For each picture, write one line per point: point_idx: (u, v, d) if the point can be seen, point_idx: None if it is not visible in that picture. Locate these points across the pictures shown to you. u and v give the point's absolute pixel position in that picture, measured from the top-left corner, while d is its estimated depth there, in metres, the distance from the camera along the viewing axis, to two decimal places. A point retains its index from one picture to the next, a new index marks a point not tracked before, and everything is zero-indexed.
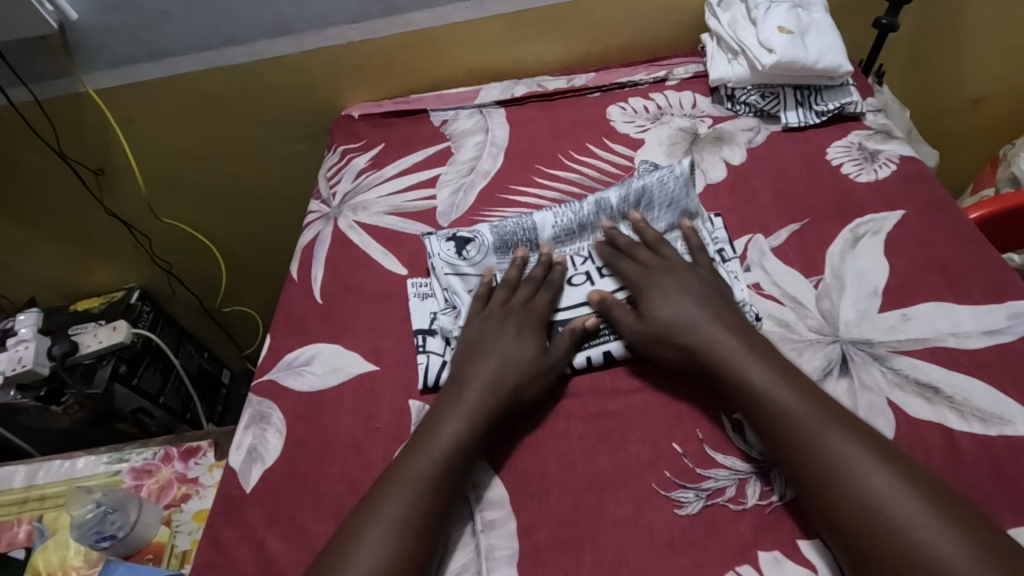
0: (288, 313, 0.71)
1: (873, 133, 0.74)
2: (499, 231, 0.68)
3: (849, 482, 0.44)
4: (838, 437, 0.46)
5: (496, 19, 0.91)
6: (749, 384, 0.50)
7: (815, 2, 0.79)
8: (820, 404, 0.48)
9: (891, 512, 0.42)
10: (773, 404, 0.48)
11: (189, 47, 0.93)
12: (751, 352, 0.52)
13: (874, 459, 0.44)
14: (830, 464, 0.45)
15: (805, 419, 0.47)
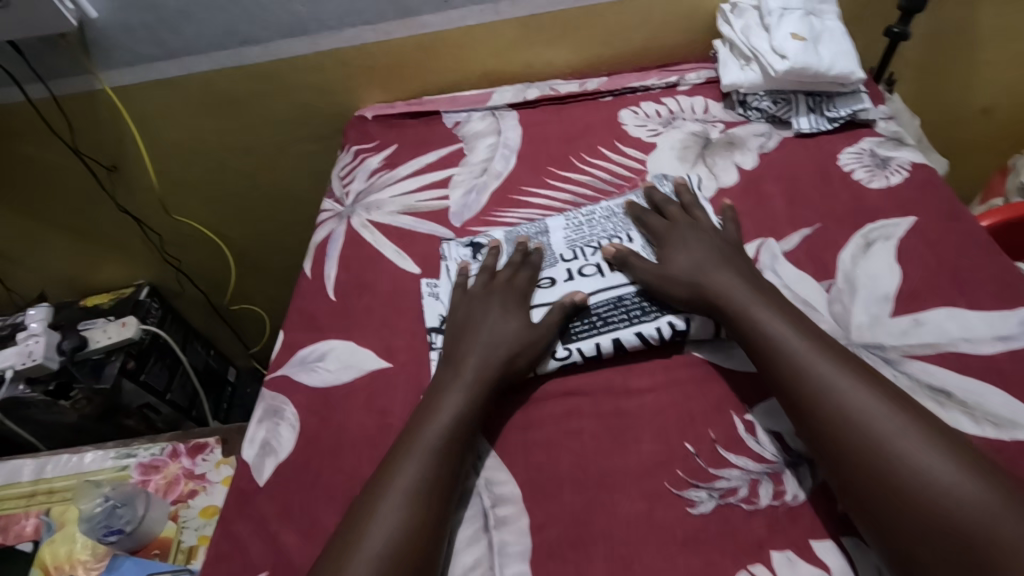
0: (301, 310, 0.71)
1: (885, 140, 0.75)
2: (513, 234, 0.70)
3: (853, 416, 0.46)
4: (842, 374, 0.49)
5: (510, 23, 0.92)
6: (761, 330, 0.53)
7: (827, 10, 0.80)
8: (827, 347, 0.51)
9: (896, 440, 0.45)
10: (786, 350, 0.51)
11: (206, 47, 0.94)
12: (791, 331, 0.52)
13: (878, 397, 0.47)
14: (832, 396, 0.48)
15: (812, 363, 0.50)
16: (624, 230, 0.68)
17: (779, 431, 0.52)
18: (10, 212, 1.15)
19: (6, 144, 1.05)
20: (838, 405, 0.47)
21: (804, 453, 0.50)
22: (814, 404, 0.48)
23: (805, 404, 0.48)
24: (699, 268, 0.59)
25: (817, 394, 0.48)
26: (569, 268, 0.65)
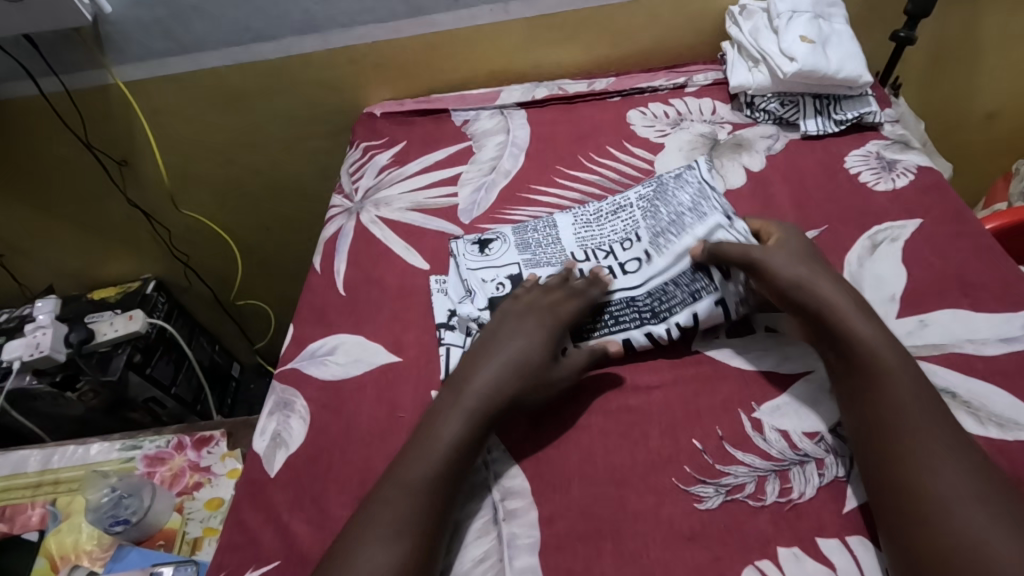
0: (310, 304, 0.72)
1: (891, 143, 0.75)
2: (524, 231, 0.71)
3: (935, 461, 0.45)
4: (938, 434, 0.46)
5: (520, 22, 0.92)
6: (866, 362, 0.50)
7: (836, 13, 0.81)
8: (933, 403, 0.48)
9: (970, 513, 0.42)
10: (885, 394, 0.48)
11: (218, 43, 0.94)
12: (895, 359, 0.50)
13: (967, 464, 0.44)
14: (920, 459, 0.45)
15: (908, 417, 0.47)
16: (633, 227, 0.68)
17: (786, 430, 0.52)
18: (19, 204, 1.16)
19: (17, 138, 1.05)
20: (925, 463, 0.45)
21: (811, 452, 0.51)
22: (898, 456, 0.46)
23: (888, 457, 0.46)
24: (806, 272, 0.56)
25: (904, 432, 0.46)
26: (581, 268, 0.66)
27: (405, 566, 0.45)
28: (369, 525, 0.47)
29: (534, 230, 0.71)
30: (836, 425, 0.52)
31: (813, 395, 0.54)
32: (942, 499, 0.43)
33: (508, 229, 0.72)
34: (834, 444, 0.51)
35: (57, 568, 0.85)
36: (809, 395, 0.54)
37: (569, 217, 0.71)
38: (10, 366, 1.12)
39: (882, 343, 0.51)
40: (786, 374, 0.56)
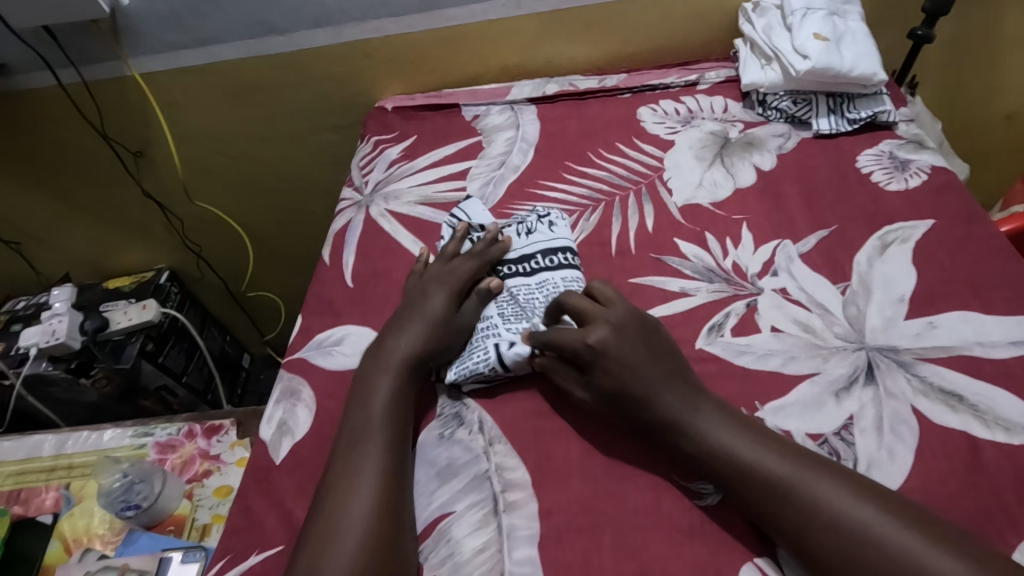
0: (319, 295, 0.73)
1: (905, 142, 0.74)
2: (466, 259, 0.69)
3: (829, 515, 0.44)
4: (808, 474, 0.46)
5: (532, 17, 0.92)
6: (699, 434, 0.49)
7: (852, 10, 0.79)
8: (780, 447, 0.48)
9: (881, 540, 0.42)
10: (733, 451, 0.48)
11: (232, 36, 0.95)
12: (717, 421, 0.49)
13: (851, 492, 0.44)
14: (813, 511, 0.44)
15: (776, 465, 0.46)
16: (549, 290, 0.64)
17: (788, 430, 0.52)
18: (38, 194, 1.18)
19: (36, 128, 1.07)
20: (814, 507, 0.44)
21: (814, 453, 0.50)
22: (782, 507, 0.45)
23: (781, 518, 0.45)
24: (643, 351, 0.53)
25: (781, 502, 0.45)
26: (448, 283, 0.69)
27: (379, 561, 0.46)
28: (356, 522, 0.47)
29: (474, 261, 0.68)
30: (841, 428, 0.51)
31: (819, 398, 0.53)
32: (858, 538, 0.42)
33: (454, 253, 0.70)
34: (839, 447, 0.50)
35: (70, 551, 0.87)
36: (815, 398, 0.53)
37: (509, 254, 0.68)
38: (26, 353, 1.15)
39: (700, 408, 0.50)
40: (793, 375, 0.55)
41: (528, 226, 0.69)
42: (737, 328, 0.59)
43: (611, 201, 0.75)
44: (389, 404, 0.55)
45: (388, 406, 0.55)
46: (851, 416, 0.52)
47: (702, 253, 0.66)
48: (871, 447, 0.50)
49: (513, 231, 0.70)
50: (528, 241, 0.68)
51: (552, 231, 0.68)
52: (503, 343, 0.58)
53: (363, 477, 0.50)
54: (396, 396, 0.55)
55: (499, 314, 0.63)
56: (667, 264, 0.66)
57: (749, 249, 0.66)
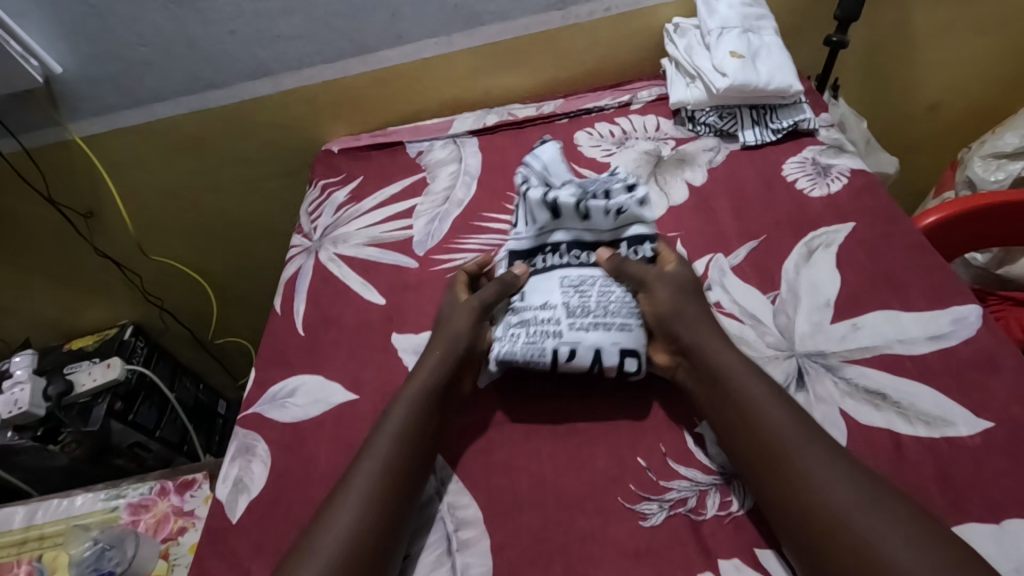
0: (272, 347, 0.73)
1: (826, 147, 0.78)
2: (544, 221, 0.67)
3: (824, 485, 0.45)
4: (817, 454, 0.47)
5: (466, 52, 0.95)
6: (734, 394, 0.51)
7: (767, 24, 0.82)
8: (805, 421, 0.49)
9: (866, 519, 0.43)
10: (761, 419, 0.49)
11: (171, 93, 0.96)
12: (756, 381, 0.52)
13: (848, 468, 0.46)
14: (810, 475, 0.46)
15: (792, 429, 0.49)
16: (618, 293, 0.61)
17: None
18: None
19: None
20: (817, 475, 0.46)
21: None
22: (787, 469, 0.47)
23: (786, 480, 0.46)
24: (702, 333, 0.56)
25: (790, 463, 0.47)
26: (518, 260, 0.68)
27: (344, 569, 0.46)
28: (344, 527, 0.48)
29: (546, 225, 0.68)
30: None
31: None
32: (844, 510, 0.44)
33: (536, 211, 0.67)
34: None
35: None
36: None
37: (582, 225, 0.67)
38: None
39: (744, 375, 0.52)
40: None
41: (618, 205, 0.66)
42: None
43: None
44: (418, 411, 0.55)
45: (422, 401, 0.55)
46: None
47: None
48: None
49: (605, 203, 0.66)
50: (610, 221, 0.67)
51: (642, 214, 0.66)
52: (563, 348, 0.57)
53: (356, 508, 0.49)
54: (426, 409, 0.55)
55: (564, 305, 0.60)
56: None
57: None
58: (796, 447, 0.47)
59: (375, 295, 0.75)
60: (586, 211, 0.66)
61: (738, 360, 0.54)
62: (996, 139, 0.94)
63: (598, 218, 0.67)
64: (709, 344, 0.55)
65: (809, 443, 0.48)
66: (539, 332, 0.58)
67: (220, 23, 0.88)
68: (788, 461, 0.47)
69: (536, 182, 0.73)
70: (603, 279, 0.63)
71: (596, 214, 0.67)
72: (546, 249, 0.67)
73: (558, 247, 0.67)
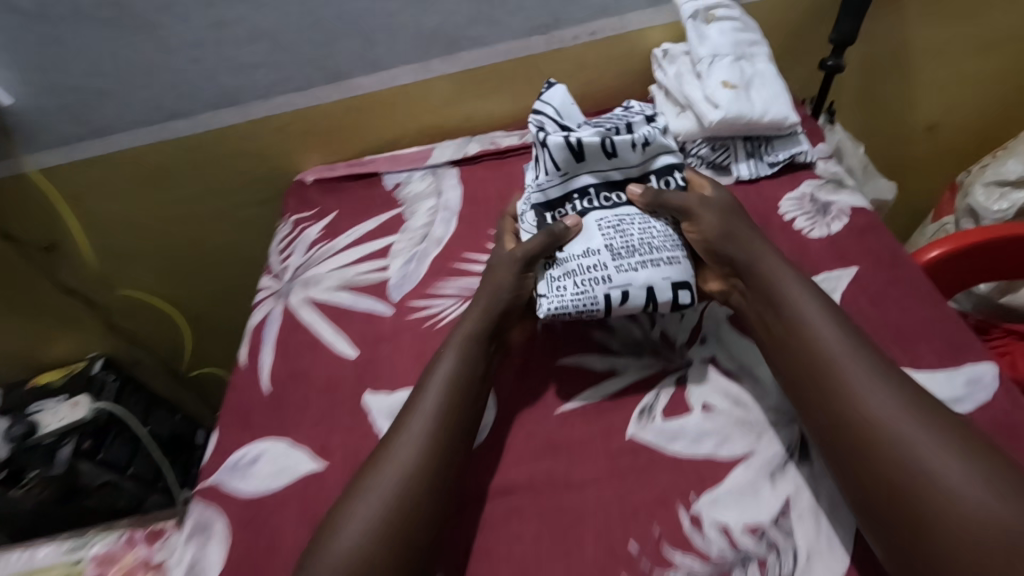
0: (236, 404, 0.68)
1: (825, 182, 0.74)
2: (569, 167, 0.63)
3: (875, 401, 0.47)
4: (868, 373, 0.49)
5: (445, 79, 0.90)
6: (791, 306, 0.54)
7: (760, 50, 0.78)
8: (859, 343, 0.51)
9: (909, 433, 0.45)
10: (812, 342, 0.51)
11: (132, 123, 0.91)
12: (811, 299, 0.54)
13: (896, 384, 0.48)
14: (860, 389, 0.48)
15: (845, 344, 0.51)
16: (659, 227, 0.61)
17: (726, 524, 0.49)
18: None
19: None
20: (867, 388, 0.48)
21: (752, 550, 0.48)
22: (836, 379, 0.49)
23: (839, 387, 0.49)
24: (757, 254, 0.58)
25: (841, 375, 0.49)
26: (549, 213, 0.64)
27: (408, 487, 0.49)
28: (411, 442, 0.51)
29: (572, 171, 0.63)
30: (778, 515, 0.49)
31: (755, 481, 0.51)
32: (891, 419, 0.46)
33: (556, 156, 0.62)
34: (777, 537, 0.48)
35: None
36: (751, 481, 0.51)
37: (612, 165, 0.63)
38: None
39: (801, 288, 0.55)
40: (728, 457, 0.53)
41: (645, 137, 0.63)
42: (670, 403, 0.56)
43: None
44: (479, 338, 0.57)
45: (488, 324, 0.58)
46: (788, 498, 0.50)
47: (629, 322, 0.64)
48: (809, 534, 0.48)
49: (631, 138, 0.63)
50: (639, 155, 0.63)
51: (666, 142, 0.64)
52: (615, 292, 0.57)
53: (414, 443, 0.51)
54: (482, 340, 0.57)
55: (607, 247, 0.59)
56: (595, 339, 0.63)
57: None
58: (850, 360, 0.50)
59: (348, 347, 0.70)
60: (614, 149, 0.62)
61: (796, 278, 0.56)
62: (998, 166, 0.91)
63: (624, 154, 0.63)
64: (773, 273, 0.56)
65: (864, 357, 0.50)
66: (588, 279, 0.58)
67: (182, 51, 0.82)
68: (836, 370, 0.49)
69: (553, 129, 0.65)
70: (643, 216, 0.61)
71: (621, 150, 0.63)
72: (578, 197, 0.63)
73: (590, 192, 0.63)
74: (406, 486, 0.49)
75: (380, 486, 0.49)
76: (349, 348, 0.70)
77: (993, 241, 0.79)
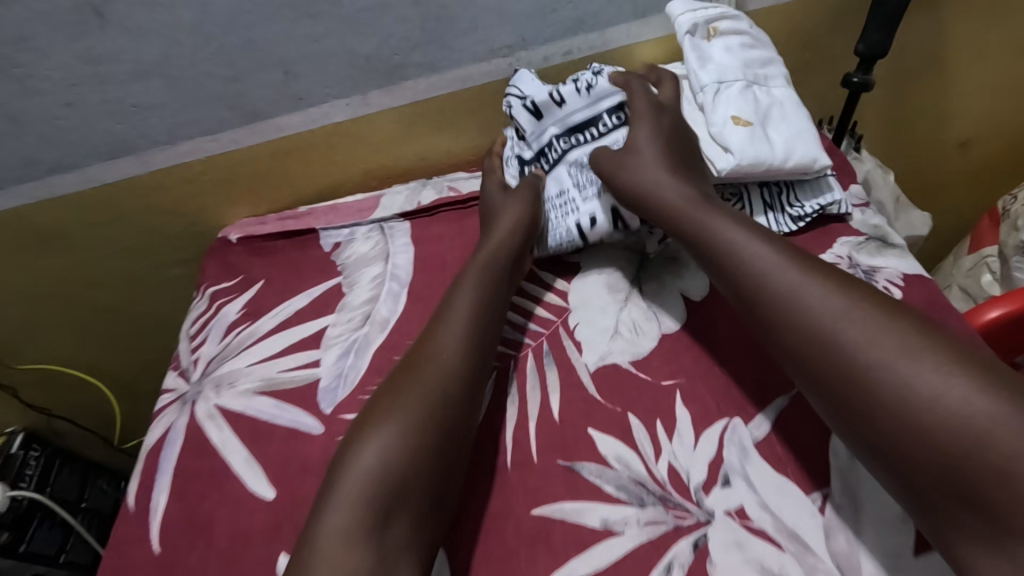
0: (119, 569, 0.52)
1: (864, 240, 0.59)
2: (529, 133, 0.65)
3: (822, 318, 0.44)
4: (828, 300, 0.45)
5: (389, 114, 0.73)
6: (724, 240, 0.51)
7: (776, 71, 0.63)
8: (833, 274, 0.47)
9: (872, 349, 0.42)
10: (778, 286, 0.47)
11: (5, 180, 0.74)
12: (742, 229, 0.51)
13: (844, 297, 0.45)
14: (805, 312, 0.45)
15: (780, 267, 0.48)
16: None
17: None
18: None
19: None
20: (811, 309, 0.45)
21: None
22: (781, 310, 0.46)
23: (784, 320, 0.46)
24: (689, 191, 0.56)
25: (781, 306, 0.46)
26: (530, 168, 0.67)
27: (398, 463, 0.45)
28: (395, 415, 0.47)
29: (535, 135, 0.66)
30: None
31: None
32: (853, 341, 0.42)
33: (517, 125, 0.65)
34: None
35: None
36: None
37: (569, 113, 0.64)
38: None
39: (728, 222, 0.52)
40: None
41: (587, 80, 0.63)
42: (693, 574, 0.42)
43: (506, 369, 0.55)
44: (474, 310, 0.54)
45: (476, 290, 0.55)
46: None
47: (626, 452, 0.48)
48: None
49: (574, 86, 0.63)
50: (590, 98, 0.64)
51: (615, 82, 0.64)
52: (583, 221, 0.61)
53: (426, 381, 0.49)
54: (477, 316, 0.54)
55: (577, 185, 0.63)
56: (582, 478, 0.48)
57: (687, 442, 0.48)
58: (784, 285, 0.47)
59: (264, 487, 0.54)
60: (561, 98, 0.63)
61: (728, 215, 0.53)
62: None
63: (573, 102, 0.63)
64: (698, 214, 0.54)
65: (799, 278, 0.47)
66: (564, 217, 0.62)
67: (51, 95, 0.65)
68: (783, 296, 0.46)
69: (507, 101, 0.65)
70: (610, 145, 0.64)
71: (570, 98, 0.63)
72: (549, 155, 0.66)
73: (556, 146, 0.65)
74: (393, 456, 0.45)
75: (352, 483, 0.44)
76: (266, 489, 0.54)
77: None
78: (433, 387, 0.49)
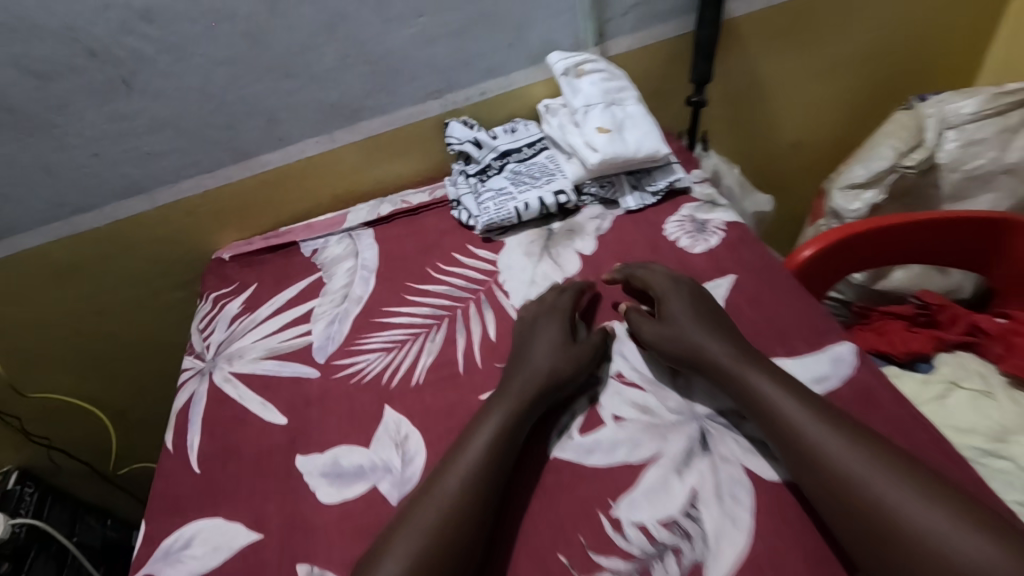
0: (163, 492, 0.67)
1: (702, 203, 0.83)
2: (473, 153, 0.92)
3: (833, 456, 0.51)
4: (841, 439, 0.52)
5: (349, 147, 0.95)
6: (754, 390, 0.58)
7: (629, 95, 0.88)
8: (703, 309, 0.66)
9: (885, 493, 0.49)
10: (787, 420, 0.55)
11: (33, 222, 0.90)
12: (764, 376, 0.58)
13: (857, 443, 0.52)
14: (821, 446, 0.52)
15: (790, 401, 0.55)
16: (544, 163, 0.90)
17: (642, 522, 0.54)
18: None
19: None
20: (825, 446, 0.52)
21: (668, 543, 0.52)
22: (798, 439, 0.53)
23: (802, 449, 0.53)
24: (703, 338, 0.63)
25: (796, 436, 0.54)
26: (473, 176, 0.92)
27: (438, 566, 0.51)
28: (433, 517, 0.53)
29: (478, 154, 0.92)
30: (687, 506, 0.54)
31: (664, 481, 0.56)
32: (858, 474, 0.50)
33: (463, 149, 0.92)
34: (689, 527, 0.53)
35: None
36: (659, 481, 0.56)
37: (502, 143, 0.93)
38: None
39: (736, 358, 0.60)
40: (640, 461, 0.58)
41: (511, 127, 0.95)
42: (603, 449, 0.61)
43: (454, 315, 0.77)
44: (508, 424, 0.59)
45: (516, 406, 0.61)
46: (693, 490, 0.55)
47: None
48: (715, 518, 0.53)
49: (503, 130, 0.95)
50: (513, 137, 0.95)
51: (529, 129, 0.95)
52: (520, 205, 0.85)
53: (451, 514, 0.53)
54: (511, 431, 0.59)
55: (512, 183, 0.89)
56: None
57: None
58: (802, 423, 0.54)
59: (275, 414, 0.71)
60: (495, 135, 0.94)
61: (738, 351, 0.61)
62: (848, 172, 1.03)
63: (502, 137, 0.94)
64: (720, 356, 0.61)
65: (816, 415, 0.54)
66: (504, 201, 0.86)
67: (81, 147, 0.83)
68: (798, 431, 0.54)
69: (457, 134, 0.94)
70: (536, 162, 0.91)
71: (501, 135, 0.94)
72: (489, 167, 0.92)
73: (495, 162, 0.92)
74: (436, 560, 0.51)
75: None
76: (277, 416, 0.71)
77: (867, 232, 0.90)
78: (478, 482, 0.55)
